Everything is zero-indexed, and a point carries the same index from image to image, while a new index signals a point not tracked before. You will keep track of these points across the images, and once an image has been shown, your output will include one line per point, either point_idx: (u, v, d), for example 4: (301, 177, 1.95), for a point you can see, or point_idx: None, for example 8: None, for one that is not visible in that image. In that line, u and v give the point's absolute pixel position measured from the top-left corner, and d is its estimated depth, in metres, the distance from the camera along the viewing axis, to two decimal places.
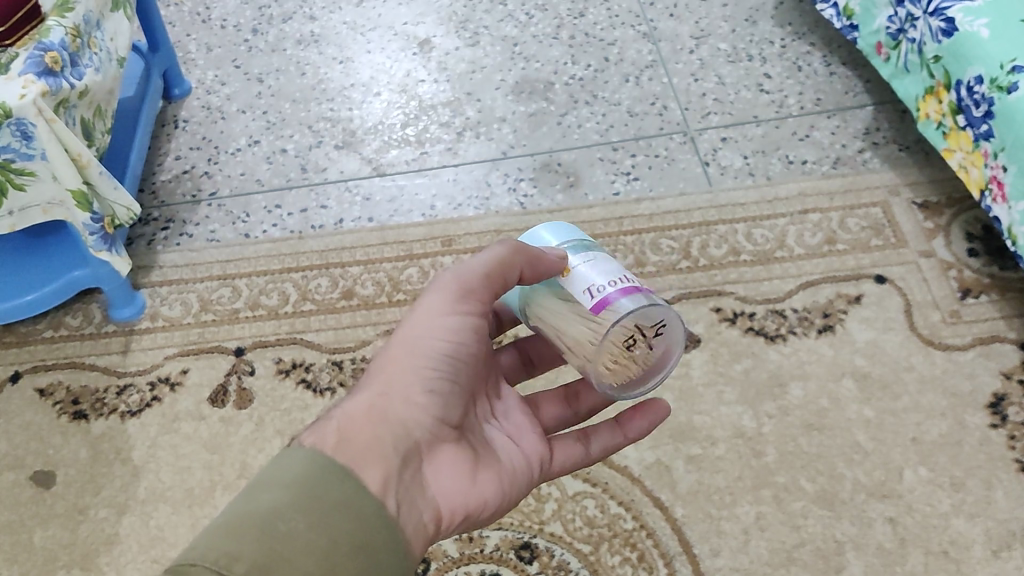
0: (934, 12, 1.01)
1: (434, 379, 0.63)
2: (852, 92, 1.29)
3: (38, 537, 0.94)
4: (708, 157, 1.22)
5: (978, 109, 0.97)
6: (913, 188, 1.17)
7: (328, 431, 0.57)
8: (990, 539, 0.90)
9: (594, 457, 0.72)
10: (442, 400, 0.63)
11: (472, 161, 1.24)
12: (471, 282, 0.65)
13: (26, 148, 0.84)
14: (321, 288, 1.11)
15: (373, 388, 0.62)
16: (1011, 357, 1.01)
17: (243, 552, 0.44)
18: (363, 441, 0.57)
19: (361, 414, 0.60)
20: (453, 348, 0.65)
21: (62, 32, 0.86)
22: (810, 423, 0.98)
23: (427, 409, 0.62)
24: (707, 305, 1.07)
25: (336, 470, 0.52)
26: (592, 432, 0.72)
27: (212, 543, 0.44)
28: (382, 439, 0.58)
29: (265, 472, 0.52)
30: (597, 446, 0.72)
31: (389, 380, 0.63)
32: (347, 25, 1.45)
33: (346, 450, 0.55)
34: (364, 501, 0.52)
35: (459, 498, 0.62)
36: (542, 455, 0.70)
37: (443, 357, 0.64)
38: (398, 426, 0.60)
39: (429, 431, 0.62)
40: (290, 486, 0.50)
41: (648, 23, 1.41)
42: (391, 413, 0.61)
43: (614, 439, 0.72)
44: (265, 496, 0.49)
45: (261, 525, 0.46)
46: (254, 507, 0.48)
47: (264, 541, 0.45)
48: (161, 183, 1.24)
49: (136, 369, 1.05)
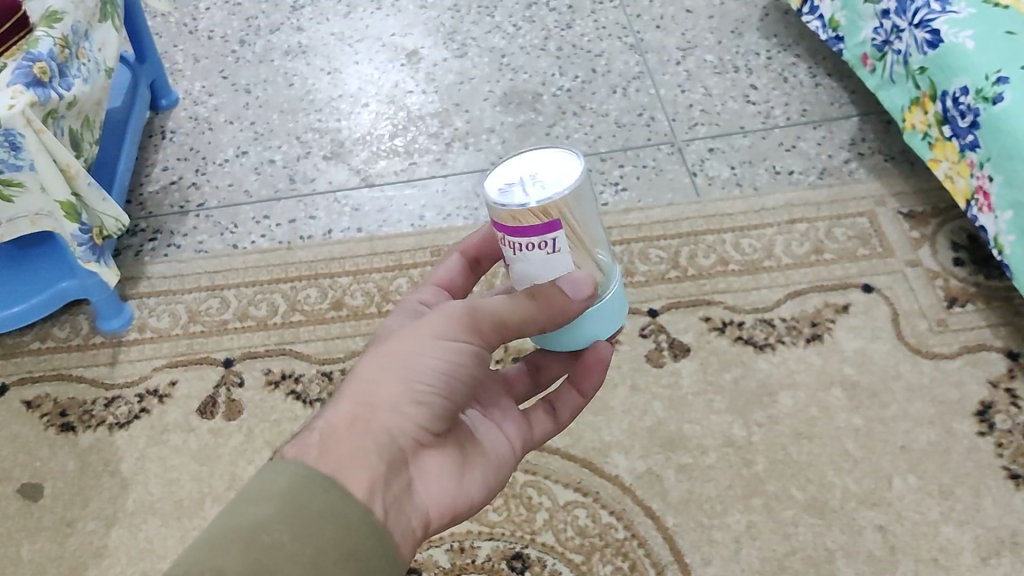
0: (920, 24, 1.03)
1: (427, 390, 0.60)
2: (838, 103, 1.30)
3: (25, 550, 0.93)
4: (696, 168, 1.23)
5: (963, 119, 0.98)
6: (899, 199, 1.18)
7: (312, 444, 0.55)
8: (979, 547, 0.90)
9: (564, 424, 0.73)
10: (436, 407, 0.60)
11: (460, 172, 1.25)
12: (488, 322, 0.61)
13: (15, 158, 0.84)
14: (310, 298, 1.11)
15: (357, 395, 0.58)
16: (997, 365, 1.02)
17: (228, 567, 0.44)
18: (349, 452, 0.55)
19: (343, 421, 0.56)
20: (452, 367, 0.60)
21: (50, 42, 0.86)
22: (801, 432, 0.98)
23: (415, 418, 0.59)
24: (695, 314, 1.08)
25: (322, 482, 0.51)
26: (559, 402, 0.73)
27: (198, 558, 0.44)
28: (366, 446, 0.56)
29: (251, 484, 0.51)
30: (566, 413, 0.73)
31: (378, 389, 0.58)
32: (334, 37, 1.45)
33: (329, 465, 0.53)
34: (349, 512, 0.51)
35: (445, 499, 0.62)
36: (521, 432, 0.71)
37: (443, 373, 0.60)
38: (384, 436, 0.57)
39: (414, 437, 0.59)
40: (274, 499, 0.49)
41: (635, 34, 1.42)
42: (378, 423, 0.57)
43: (576, 400, 0.73)
44: (247, 510, 0.48)
45: (244, 538, 0.46)
46: (239, 520, 0.48)
47: (250, 553, 0.45)
48: (148, 194, 1.23)
49: (124, 381, 1.04)
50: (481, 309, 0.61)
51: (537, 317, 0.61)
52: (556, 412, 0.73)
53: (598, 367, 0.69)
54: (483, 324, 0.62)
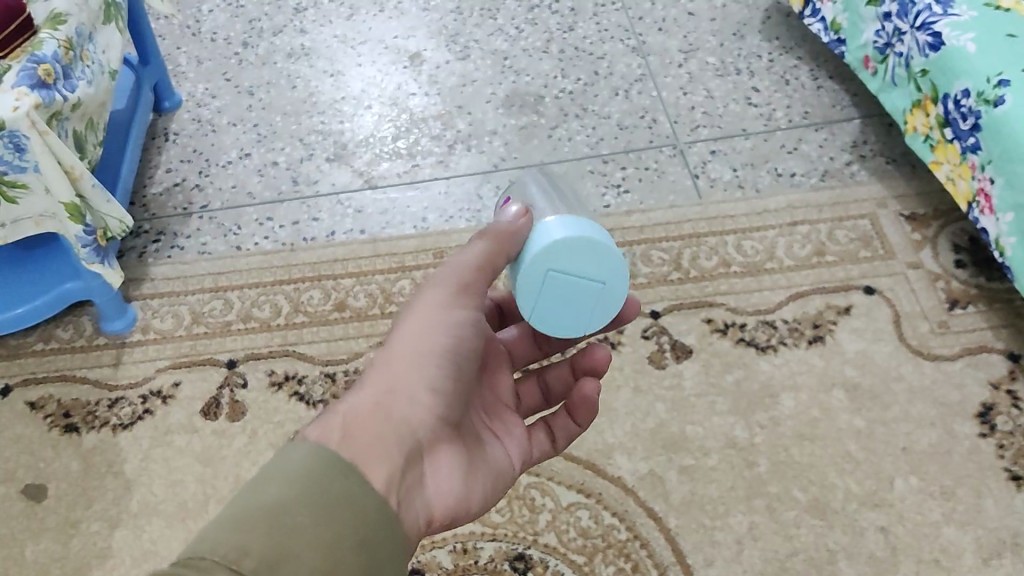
0: (921, 26, 1.03)
1: (439, 379, 0.63)
2: (840, 106, 1.31)
3: (30, 550, 0.93)
4: (698, 170, 1.23)
5: (965, 122, 0.98)
6: (901, 201, 1.18)
7: (333, 426, 0.56)
8: (980, 548, 0.90)
9: (559, 447, 0.76)
10: (445, 398, 0.63)
11: (463, 174, 1.25)
12: (472, 281, 0.66)
13: (19, 160, 0.84)
14: (313, 300, 1.11)
15: (375, 386, 0.61)
16: (999, 367, 1.03)
17: (250, 547, 0.44)
18: (367, 437, 0.56)
19: (364, 411, 0.59)
20: (455, 348, 0.65)
21: (54, 45, 0.86)
22: (803, 433, 0.98)
23: (430, 408, 0.61)
24: (697, 316, 1.08)
25: (344, 467, 0.52)
26: (556, 426, 0.75)
27: (220, 536, 0.44)
28: (384, 434, 0.58)
29: (271, 466, 0.51)
30: (563, 435, 0.75)
31: (393, 377, 0.61)
32: (337, 39, 1.45)
33: (350, 447, 0.55)
34: (366, 497, 0.51)
35: (452, 499, 0.62)
36: (525, 449, 0.72)
37: (447, 356, 0.64)
38: (401, 424, 0.59)
39: (431, 430, 0.61)
40: (292, 480, 0.49)
41: (636, 37, 1.42)
42: (395, 410, 0.60)
43: (572, 429, 0.75)
44: (268, 492, 0.48)
45: (265, 519, 0.46)
46: (260, 501, 0.47)
47: (270, 534, 0.45)
48: (152, 196, 1.24)
49: (127, 383, 1.04)
50: (464, 275, 0.66)
51: (503, 245, 0.65)
52: (553, 435, 0.75)
53: (586, 407, 0.73)
54: (472, 291, 0.66)
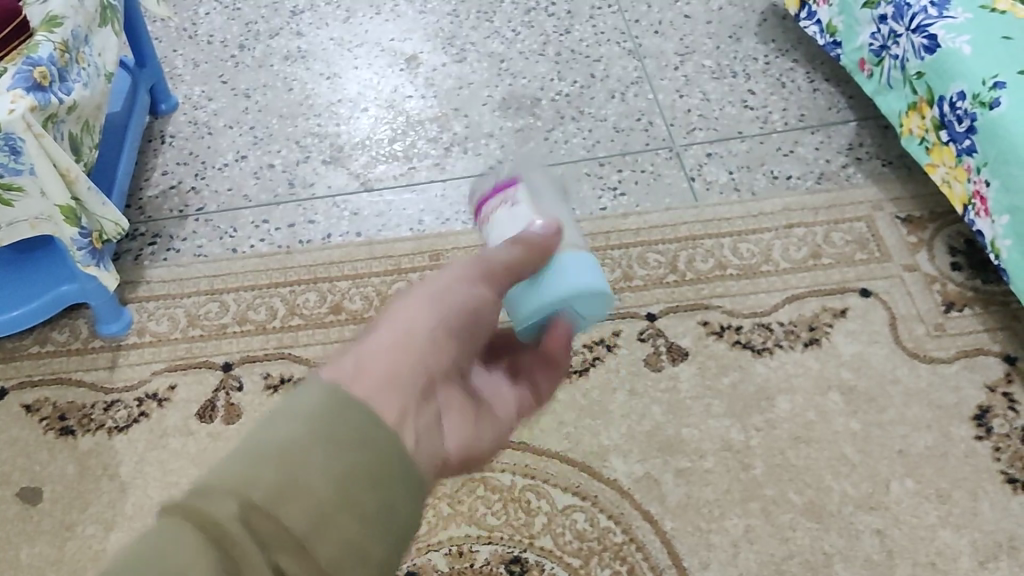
0: (917, 29, 1.03)
1: (458, 328, 0.52)
2: (836, 108, 1.31)
3: (25, 554, 0.93)
4: (694, 173, 1.23)
5: (960, 124, 0.99)
6: (897, 204, 1.19)
7: (343, 368, 0.45)
8: (977, 551, 0.90)
9: (543, 399, 0.63)
10: (471, 347, 0.54)
11: (460, 176, 1.25)
12: (506, 266, 0.59)
13: (15, 163, 0.84)
14: (309, 302, 1.11)
15: (392, 322, 0.50)
16: (995, 369, 1.03)
17: (261, 474, 0.39)
18: (384, 374, 0.46)
19: (380, 348, 0.48)
20: (479, 319, 0.54)
21: (50, 47, 0.86)
22: (799, 436, 0.99)
23: (447, 344, 0.50)
24: (694, 319, 1.08)
25: (362, 404, 0.42)
26: (535, 373, 0.62)
27: (232, 473, 0.39)
28: (399, 372, 0.46)
29: (278, 407, 0.42)
30: (546, 386, 0.62)
31: (411, 311, 0.50)
32: (333, 41, 1.45)
33: (365, 380, 0.44)
34: (387, 439, 0.42)
35: (464, 439, 0.52)
36: (519, 399, 0.60)
37: (475, 313, 0.54)
38: (418, 365, 0.48)
39: (452, 367, 0.51)
40: (306, 419, 0.41)
41: (633, 39, 1.43)
42: (418, 344, 0.49)
43: (555, 378, 0.63)
44: (281, 426, 0.41)
45: (279, 448, 0.40)
46: (270, 433, 0.40)
47: (282, 465, 0.39)
48: (148, 199, 1.24)
49: (123, 385, 1.04)
50: (494, 254, 0.58)
51: (538, 249, 0.60)
52: (535, 387, 0.62)
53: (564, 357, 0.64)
54: (507, 271, 0.59)
